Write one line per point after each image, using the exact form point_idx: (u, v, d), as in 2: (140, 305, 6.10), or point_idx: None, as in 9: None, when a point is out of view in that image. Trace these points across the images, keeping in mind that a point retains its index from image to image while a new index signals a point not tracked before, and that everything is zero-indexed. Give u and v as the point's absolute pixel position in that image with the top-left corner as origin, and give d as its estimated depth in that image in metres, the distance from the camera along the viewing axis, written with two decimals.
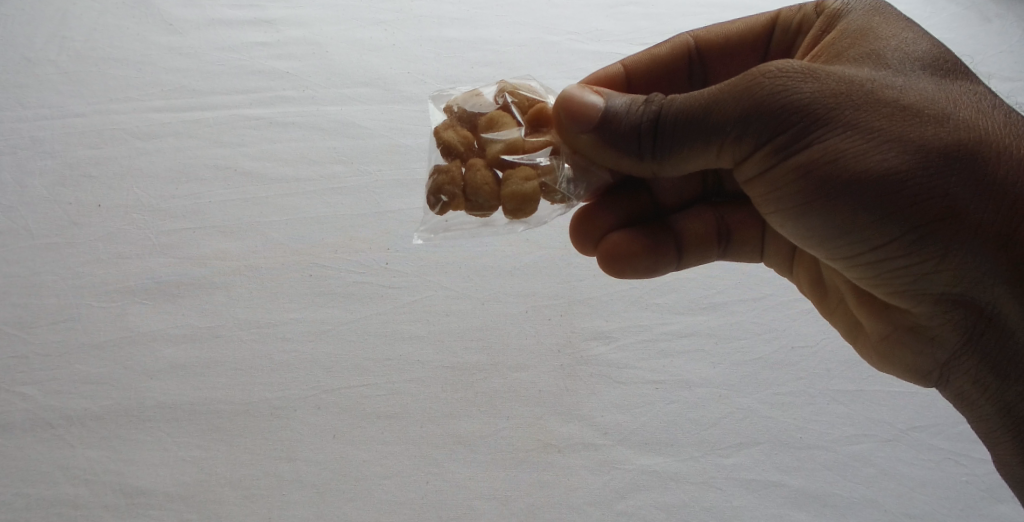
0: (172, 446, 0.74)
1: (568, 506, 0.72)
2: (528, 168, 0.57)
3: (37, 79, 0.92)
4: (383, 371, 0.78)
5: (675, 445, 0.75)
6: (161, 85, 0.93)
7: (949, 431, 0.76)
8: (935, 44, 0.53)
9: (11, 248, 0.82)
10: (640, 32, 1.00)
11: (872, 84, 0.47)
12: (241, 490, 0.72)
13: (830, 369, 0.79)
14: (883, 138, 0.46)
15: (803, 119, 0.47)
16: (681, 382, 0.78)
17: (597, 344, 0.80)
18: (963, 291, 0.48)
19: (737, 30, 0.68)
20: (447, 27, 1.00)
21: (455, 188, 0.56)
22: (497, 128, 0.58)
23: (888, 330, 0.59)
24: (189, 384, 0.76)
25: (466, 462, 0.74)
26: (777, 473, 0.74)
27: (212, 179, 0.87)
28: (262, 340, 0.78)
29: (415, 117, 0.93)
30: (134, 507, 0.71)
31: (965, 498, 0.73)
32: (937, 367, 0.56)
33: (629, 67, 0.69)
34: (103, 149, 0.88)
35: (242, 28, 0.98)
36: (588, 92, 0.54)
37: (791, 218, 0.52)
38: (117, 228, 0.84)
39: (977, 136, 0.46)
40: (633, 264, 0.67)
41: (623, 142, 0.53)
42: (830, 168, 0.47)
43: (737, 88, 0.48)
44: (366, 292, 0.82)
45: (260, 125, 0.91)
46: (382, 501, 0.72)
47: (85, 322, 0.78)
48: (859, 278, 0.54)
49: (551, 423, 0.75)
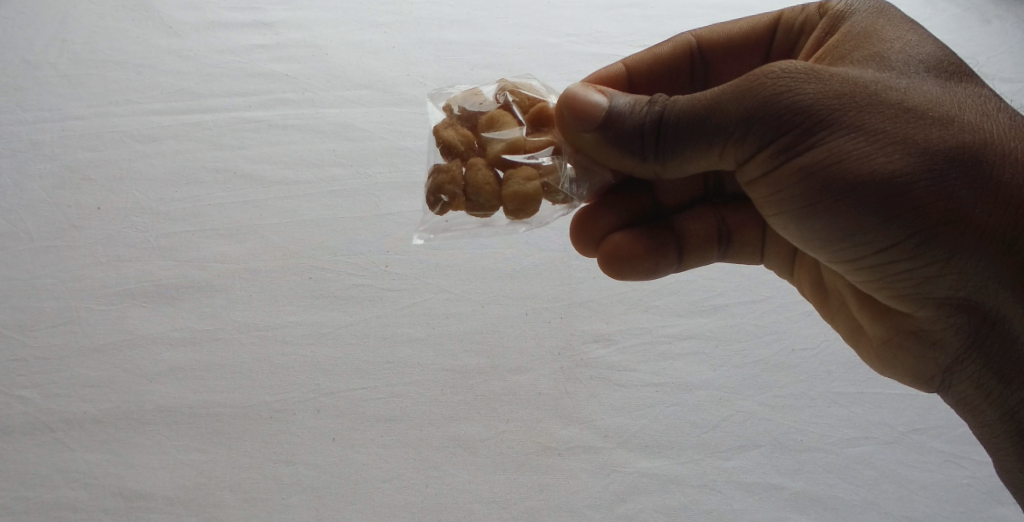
0: (171, 449, 0.73)
1: (568, 508, 0.72)
2: (530, 169, 0.57)
3: (37, 82, 0.92)
4: (383, 373, 0.78)
5: (676, 448, 0.75)
6: (160, 87, 0.93)
7: (950, 433, 0.76)
8: (939, 45, 0.53)
9: (11, 251, 0.82)
10: (639, 34, 1.00)
11: (876, 86, 0.47)
12: (242, 493, 0.72)
13: (830, 371, 0.79)
14: (888, 140, 0.45)
15: (808, 121, 0.46)
16: (681, 384, 0.78)
17: (597, 347, 0.79)
18: (966, 295, 0.48)
19: (739, 30, 0.68)
20: (447, 29, 1.00)
21: (455, 189, 0.56)
22: (497, 127, 0.58)
23: (889, 334, 0.59)
24: (188, 388, 0.76)
25: (466, 464, 0.74)
26: (777, 476, 0.74)
27: (211, 181, 0.87)
28: (262, 343, 0.78)
29: (415, 120, 0.93)
30: (133, 511, 0.71)
31: (966, 501, 0.73)
32: (940, 373, 0.56)
33: (630, 66, 0.69)
34: (104, 152, 0.88)
35: (242, 31, 0.98)
36: (592, 91, 0.53)
37: (795, 221, 0.52)
38: (117, 231, 0.84)
39: (982, 139, 0.46)
40: (634, 265, 0.67)
41: (624, 143, 0.53)
42: (833, 170, 0.46)
43: (741, 88, 0.48)
44: (366, 295, 0.82)
45: (260, 127, 0.90)
46: (382, 503, 0.72)
47: (84, 325, 0.78)
48: (862, 281, 0.54)
49: (550, 425, 0.75)
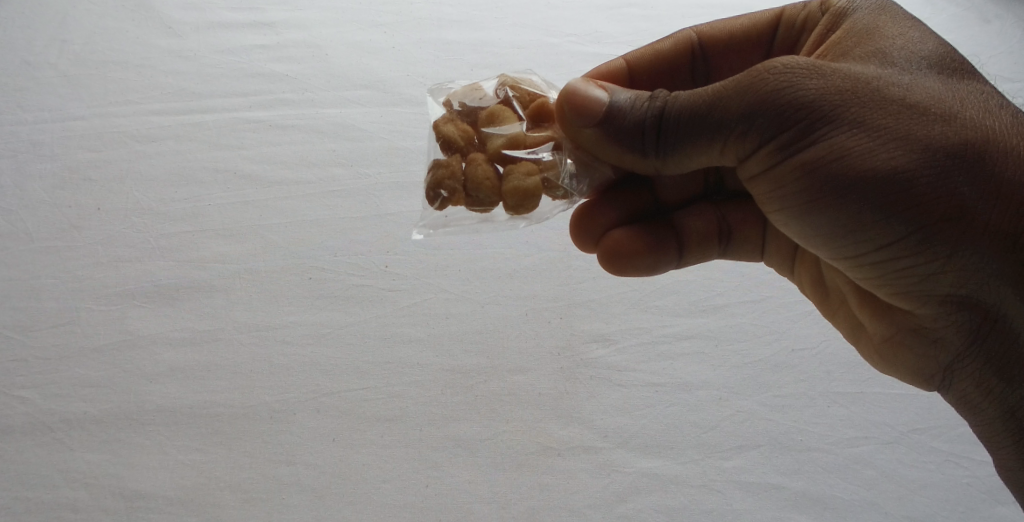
0: (171, 449, 0.73)
1: (569, 508, 0.72)
2: (530, 164, 0.57)
3: (37, 82, 0.92)
4: (383, 374, 0.77)
5: (676, 448, 0.75)
6: (160, 88, 0.93)
7: (949, 433, 0.76)
8: (941, 42, 0.53)
9: (11, 251, 0.82)
10: (640, 33, 1.00)
11: (878, 82, 0.47)
12: (241, 493, 0.72)
13: (830, 372, 0.79)
14: (890, 136, 0.45)
15: (809, 116, 0.46)
16: (682, 384, 0.78)
17: (597, 347, 0.79)
18: (968, 293, 0.48)
19: (741, 26, 0.68)
20: (447, 29, 1.00)
21: (456, 183, 0.56)
22: (497, 122, 0.58)
23: (890, 332, 0.59)
24: (188, 388, 0.76)
25: (466, 464, 0.74)
26: (778, 476, 0.74)
27: (211, 181, 0.87)
28: (262, 343, 0.78)
29: (415, 120, 0.93)
30: (133, 511, 0.71)
31: (966, 501, 0.73)
32: (941, 371, 0.56)
33: (631, 62, 0.69)
34: (104, 152, 0.88)
35: (242, 31, 0.98)
36: (592, 87, 0.54)
37: (796, 217, 0.52)
38: (117, 231, 0.84)
39: (984, 136, 0.46)
40: (634, 262, 0.67)
41: (625, 138, 0.53)
42: (835, 166, 0.46)
43: (742, 83, 0.48)
44: (366, 295, 0.82)
45: (260, 128, 0.90)
46: (382, 504, 0.72)
47: (84, 326, 0.78)
48: (863, 278, 0.54)
49: (550, 426, 0.75)
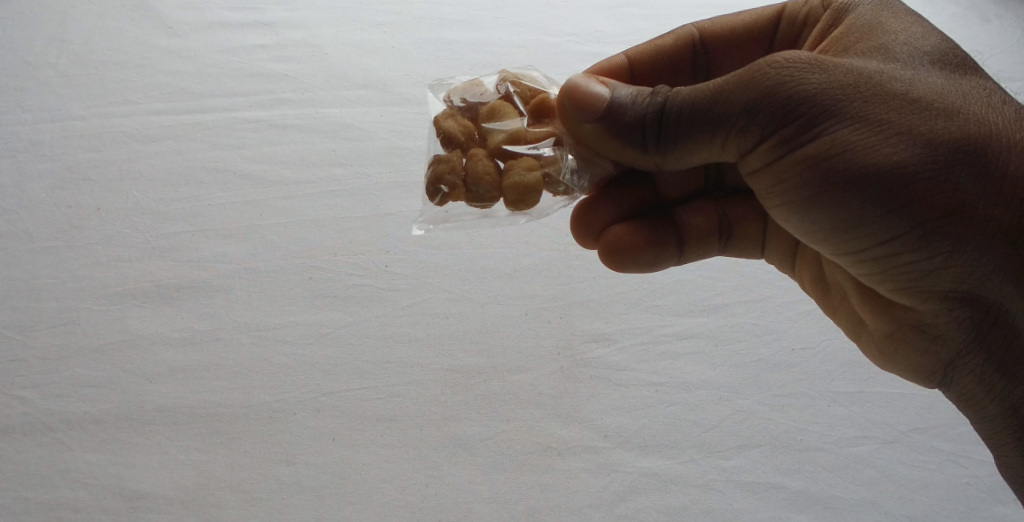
0: (171, 449, 0.73)
1: (569, 508, 0.72)
2: (531, 159, 0.57)
3: (37, 82, 0.92)
4: (383, 374, 0.77)
5: (676, 447, 0.75)
6: (160, 88, 0.93)
7: (949, 432, 0.76)
8: (943, 38, 0.53)
9: (11, 251, 0.82)
10: (639, 33, 1.00)
11: (880, 78, 0.47)
12: (241, 493, 0.72)
13: (830, 371, 0.79)
14: (891, 131, 0.45)
15: (811, 111, 0.46)
16: (682, 384, 0.78)
17: (597, 346, 0.79)
18: (969, 289, 0.48)
19: (742, 22, 0.69)
20: (447, 29, 1.00)
21: (456, 179, 0.56)
22: (498, 118, 0.58)
23: (891, 329, 0.59)
24: (189, 388, 0.76)
25: (466, 464, 0.74)
26: (777, 475, 0.74)
27: (211, 180, 0.87)
28: (261, 343, 0.78)
29: (416, 120, 0.93)
30: (133, 511, 0.71)
31: (965, 500, 0.73)
32: (942, 367, 0.56)
33: (632, 57, 0.69)
34: (104, 152, 0.88)
35: (242, 31, 0.98)
36: (593, 82, 0.53)
37: (797, 212, 0.52)
38: (117, 231, 0.83)
39: (986, 132, 0.46)
40: (635, 257, 0.67)
41: (625, 134, 0.53)
42: (836, 162, 0.47)
43: (744, 78, 0.48)
44: (366, 294, 0.82)
45: (260, 128, 0.90)
46: (383, 504, 0.72)
47: (84, 326, 0.78)
48: (865, 274, 0.54)
49: (550, 425, 0.75)
